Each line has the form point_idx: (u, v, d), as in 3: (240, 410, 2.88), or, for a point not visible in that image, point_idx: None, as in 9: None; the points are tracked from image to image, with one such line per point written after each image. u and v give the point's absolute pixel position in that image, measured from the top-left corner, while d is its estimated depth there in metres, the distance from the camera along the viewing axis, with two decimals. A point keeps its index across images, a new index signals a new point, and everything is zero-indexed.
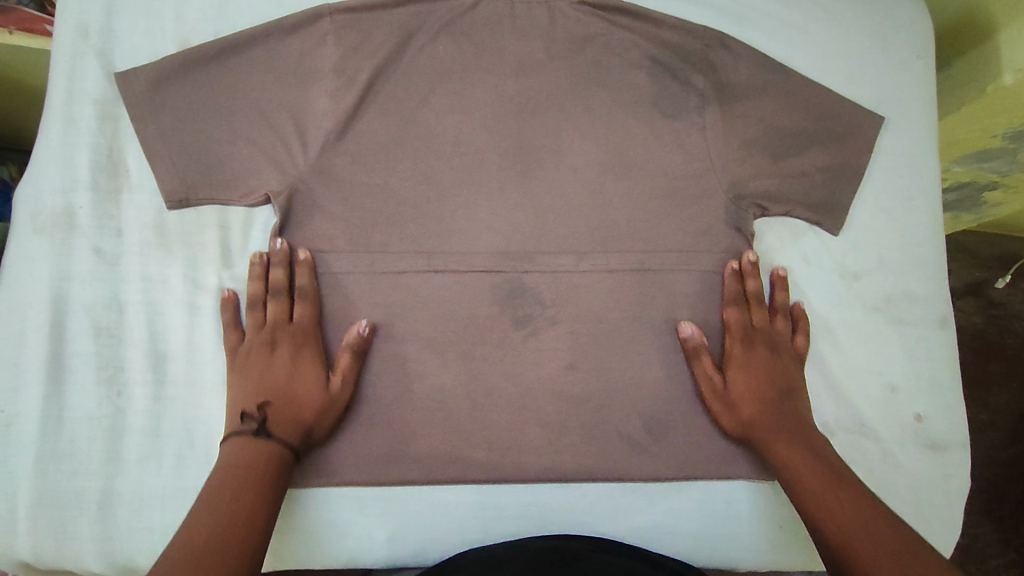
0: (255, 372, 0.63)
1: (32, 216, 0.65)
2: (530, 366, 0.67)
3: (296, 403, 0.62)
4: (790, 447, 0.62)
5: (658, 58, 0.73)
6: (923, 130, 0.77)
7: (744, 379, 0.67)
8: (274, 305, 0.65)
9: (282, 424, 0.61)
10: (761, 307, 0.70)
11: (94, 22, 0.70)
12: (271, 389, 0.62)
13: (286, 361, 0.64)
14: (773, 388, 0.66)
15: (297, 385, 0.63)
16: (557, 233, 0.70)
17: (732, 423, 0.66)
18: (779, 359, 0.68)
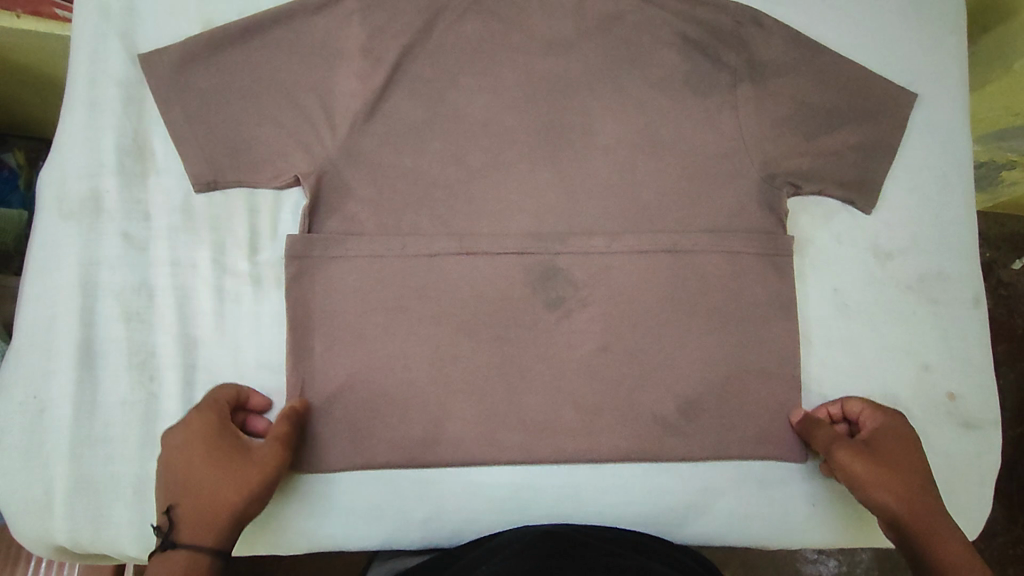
0: (172, 469, 0.56)
1: (59, 201, 0.64)
2: (563, 348, 0.66)
3: (206, 499, 0.54)
4: (944, 537, 0.59)
5: (688, 36, 0.72)
6: (955, 107, 0.76)
7: (874, 472, 0.61)
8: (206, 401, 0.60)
9: (195, 525, 0.54)
10: (873, 409, 0.65)
11: (115, 2, 0.69)
12: (189, 487, 0.55)
13: (186, 454, 0.56)
14: (907, 472, 0.61)
15: (203, 491, 0.55)
16: (587, 214, 0.69)
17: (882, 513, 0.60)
18: (884, 444, 0.63)
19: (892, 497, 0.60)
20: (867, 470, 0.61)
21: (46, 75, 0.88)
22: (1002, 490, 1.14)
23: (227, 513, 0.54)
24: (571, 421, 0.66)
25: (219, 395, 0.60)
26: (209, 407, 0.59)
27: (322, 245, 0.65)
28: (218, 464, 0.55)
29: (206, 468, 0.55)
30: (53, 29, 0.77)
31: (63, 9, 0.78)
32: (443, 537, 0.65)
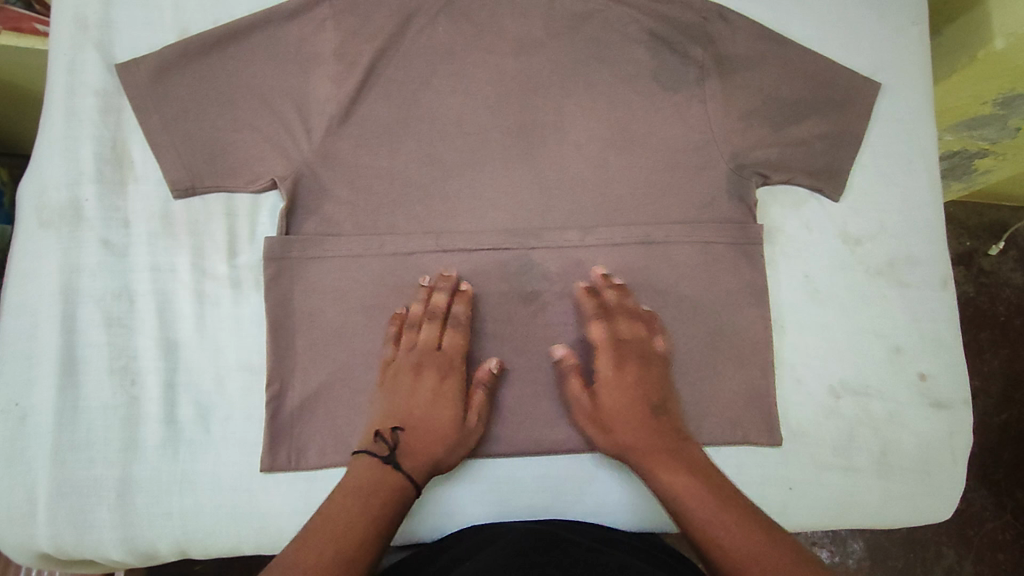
0: (403, 395, 0.63)
1: (38, 209, 0.65)
2: (541, 341, 0.68)
3: (432, 433, 0.62)
4: (672, 469, 0.60)
5: (656, 33, 0.74)
6: (918, 96, 0.78)
7: (611, 397, 0.64)
8: (406, 337, 0.65)
9: (410, 454, 0.61)
10: (626, 317, 0.66)
11: (92, 14, 0.70)
12: (411, 417, 0.63)
13: (428, 392, 0.64)
14: (613, 399, 0.64)
15: (433, 429, 0.62)
16: (562, 210, 0.70)
17: (607, 443, 0.64)
18: (648, 369, 0.65)
19: (615, 422, 0.63)
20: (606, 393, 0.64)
21: (26, 88, 0.89)
22: (988, 475, 1.16)
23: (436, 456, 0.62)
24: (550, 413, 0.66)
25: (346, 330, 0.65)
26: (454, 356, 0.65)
27: (299, 247, 0.66)
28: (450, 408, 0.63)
29: (418, 406, 0.63)
30: (33, 45, 0.78)
31: (42, 24, 0.79)
32: (426, 532, 0.66)
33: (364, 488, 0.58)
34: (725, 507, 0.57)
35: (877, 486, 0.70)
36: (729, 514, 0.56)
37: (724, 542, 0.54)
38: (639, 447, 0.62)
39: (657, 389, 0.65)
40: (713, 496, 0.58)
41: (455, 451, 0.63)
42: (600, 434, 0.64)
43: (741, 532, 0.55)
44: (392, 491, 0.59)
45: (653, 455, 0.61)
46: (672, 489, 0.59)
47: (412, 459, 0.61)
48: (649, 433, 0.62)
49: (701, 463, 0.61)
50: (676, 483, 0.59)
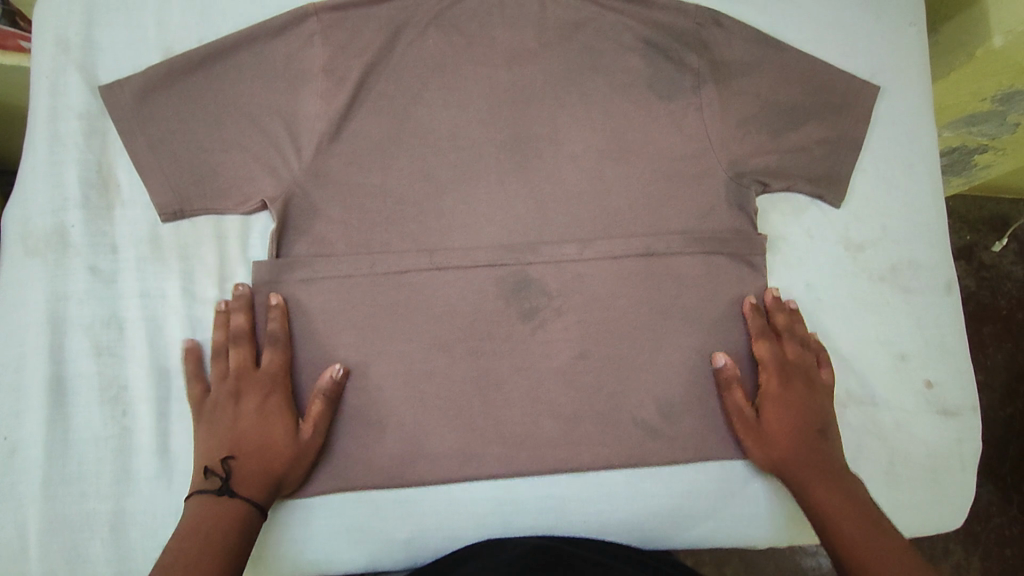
0: (224, 426, 0.61)
1: (22, 237, 0.63)
2: (540, 358, 0.66)
3: (262, 455, 0.60)
4: (835, 498, 0.62)
5: (650, 40, 0.73)
6: (917, 97, 0.77)
7: (781, 418, 0.66)
8: (235, 356, 0.63)
9: (246, 483, 0.59)
10: (794, 342, 0.69)
11: (74, 35, 0.68)
12: (238, 444, 0.60)
13: (253, 414, 0.61)
14: (785, 421, 0.66)
15: (264, 456, 0.60)
16: (558, 223, 0.69)
17: (764, 459, 0.65)
18: (815, 396, 0.67)
19: (778, 436, 0.65)
20: (772, 411, 0.66)
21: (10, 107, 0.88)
22: (994, 471, 1.15)
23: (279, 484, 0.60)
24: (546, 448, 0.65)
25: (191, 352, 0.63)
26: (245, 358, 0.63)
27: (292, 269, 0.65)
28: (273, 435, 0.61)
29: (246, 430, 0.60)
30: (18, 61, 0.78)
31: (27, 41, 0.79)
32: (427, 556, 0.64)
33: (198, 528, 0.55)
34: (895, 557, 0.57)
35: (886, 496, 0.68)
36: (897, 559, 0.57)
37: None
38: (803, 472, 0.64)
39: (813, 416, 0.66)
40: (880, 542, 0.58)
41: (291, 469, 0.61)
42: (758, 449, 0.66)
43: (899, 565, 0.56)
44: (229, 524, 0.56)
45: (819, 483, 0.63)
46: (823, 509, 0.61)
47: (250, 487, 0.59)
48: (812, 455, 0.64)
49: (860, 496, 0.62)
50: (835, 513, 0.61)
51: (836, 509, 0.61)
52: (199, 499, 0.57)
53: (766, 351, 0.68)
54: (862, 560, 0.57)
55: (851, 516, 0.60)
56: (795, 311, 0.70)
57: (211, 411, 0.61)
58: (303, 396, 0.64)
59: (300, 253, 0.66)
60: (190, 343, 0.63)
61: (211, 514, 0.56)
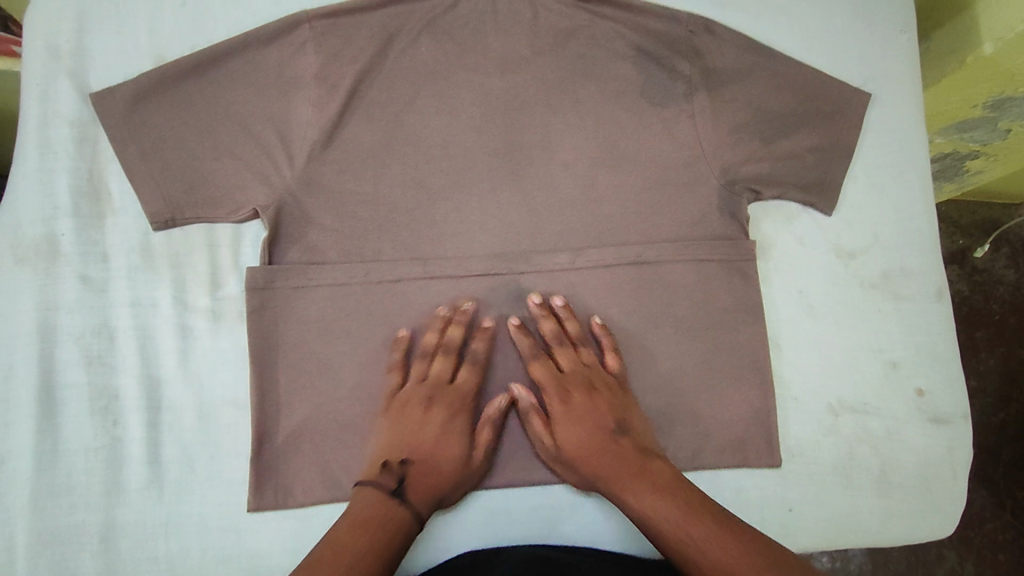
0: (406, 431, 0.63)
1: (11, 246, 0.63)
2: (533, 368, 0.66)
3: (436, 467, 0.62)
4: (674, 513, 0.58)
5: (642, 48, 0.74)
6: (909, 105, 0.77)
7: (573, 435, 0.64)
8: (434, 366, 0.66)
9: (417, 490, 0.60)
10: (571, 352, 0.67)
11: (65, 41, 0.68)
12: (416, 451, 0.62)
13: (436, 428, 0.64)
14: (568, 437, 0.64)
15: (433, 471, 0.62)
16: (551, 231, 0.69)
17: (579, 479, 0.64)
18: (595, 402, 0.65)
19: (574, 453, 0.63)
20: (566, 431, 0.64)
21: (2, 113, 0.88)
22: (987, 475, 1.15)
23: (437, 500, 0.62)
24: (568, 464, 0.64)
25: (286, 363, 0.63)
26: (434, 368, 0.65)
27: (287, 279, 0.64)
28: (449, 453, 0.63)
29: (425, 441, 0.63)
30: (9, 66, 0.77)
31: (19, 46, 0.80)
32: (420, 567, 0.64)
33: (371, 520, 0.57)
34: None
35: (876, 503, 0.68)
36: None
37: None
38: (622, 487, 0.61)
39: (592, 426, 0.64)
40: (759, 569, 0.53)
41: (455, 489, 0.63)
42: (570, 472, 0.64)
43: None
44: (394, 523, 0.58)
45: (648, 495, 0.60)
46: (655, 519, 0.58)
47: (417, 496, 0.60)
48: (623, 466, 0.62)
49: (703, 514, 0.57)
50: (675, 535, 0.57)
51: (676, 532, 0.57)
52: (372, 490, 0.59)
53: (543, 372, 0.66)
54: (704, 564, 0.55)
55: (703, 533, 0.56)
56: (562, 311, 0.67)
57: (391, 417, 0.63)
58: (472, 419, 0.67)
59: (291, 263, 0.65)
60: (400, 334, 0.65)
61: (393, 510, 0.58)
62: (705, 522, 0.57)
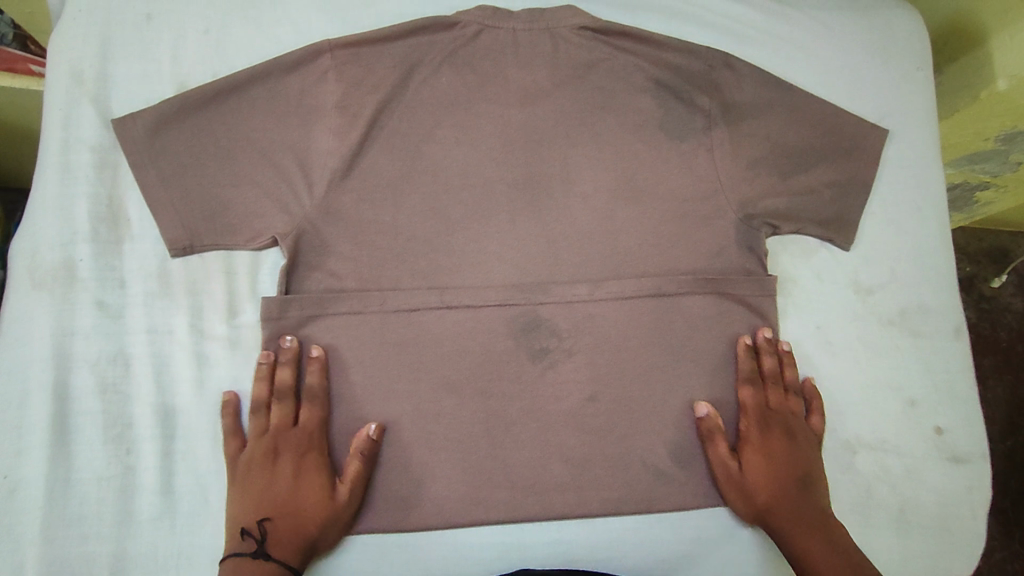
0: (256, 487, 0.60)
1: (30, 271, 0.63)
2: (550, 400, 0.66)
3: (298, 519, 0.59)
4: (825, 553, 0.61)
5: (661, 81, 0.74)
6: (924, 141, 0.78)
7: (760, 466, 0.66)
8: (276, 410, 0.62)
9: (280, 544, 0.58)
10: (776, 389, 0.69)
11: (89, 67, 0.68)
12: (275, 504, 0.60)
13: (290, 473, 0.61)
14: (765, 469, 0.66)
15: (297, 518, 0.59)
16: (569, 263, 0.69)
17: (748, 509, 0.65)
18: (798, 442, 0.67)
19: (760, 485, 0.65)
20: (744, 463, 0.66)
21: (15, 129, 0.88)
22: (996, 506, 1.14)
23: (312, 545, 0.59)
24: (733, 482, 0.65)
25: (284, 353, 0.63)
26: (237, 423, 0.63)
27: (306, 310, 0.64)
28: (309, 496, 0.60)
29: (282, 491, 0.60)
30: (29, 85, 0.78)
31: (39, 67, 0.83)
32: None
33: None
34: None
35: (896, 545, 0.67)
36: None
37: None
38: (789, 522, 0.64)
39: (801, 463, 0.66)
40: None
41: (326, 530, 0.60)
42: (742, 502, 0.65)
43: None
44: None
45: (810, 542, 0.62)
46: (816, 572, 0.61)
47: (286, 551, 0.58)
48: (795, 507, 0.64)
49: (853, 565, 0.60)
50: (823, 575, 0.60)
51: (824, 570, 0.60)
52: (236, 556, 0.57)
53: (751, 397, 0.68)
54: None
55: None
56: (787, 356, 0.70)
57: (247, 470, 0.61)
58: (339, 456, 0.63)
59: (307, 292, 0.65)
60: (229, 395, 0.63)
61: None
62: (850, 570, 0.60)
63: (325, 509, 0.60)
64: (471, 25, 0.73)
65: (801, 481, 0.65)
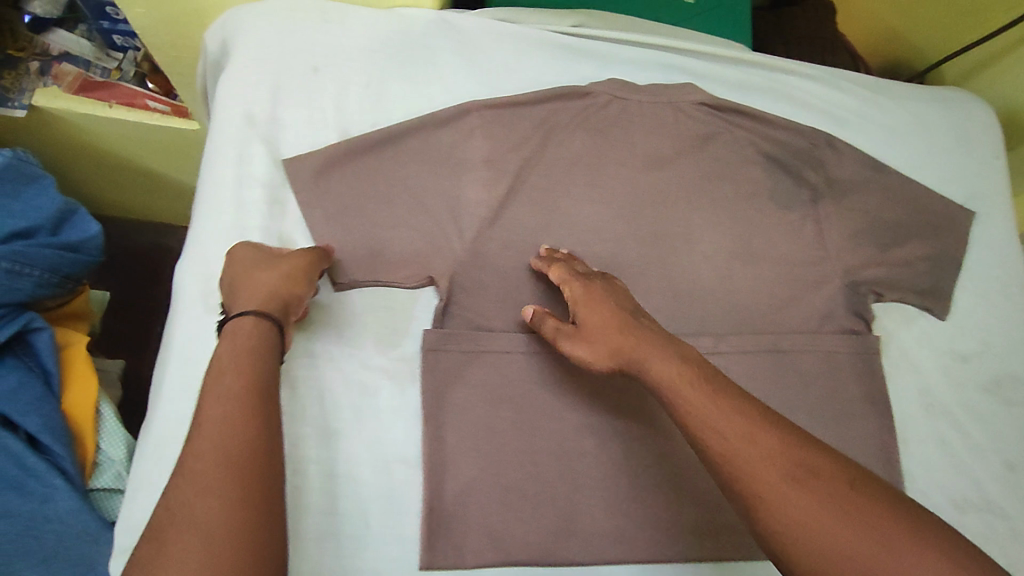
0: (229, 281, 0.63)
1: (204, 296, 0.67)
2: (681, 444, 0.70)
3: (257, 274, 0.62)
4: (703, 398, 0.55)
5: (772, 155, 0.81)
6: (1005, 223, 0.85)
7: (595, 311, 0.65)
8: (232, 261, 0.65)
9: (246, 302, 0.60)
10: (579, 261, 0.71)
11: (261, 110, 0.74)
12: (239, 275, 0.63)
13: (248, 255, 0.64)
14: (603, 320, 0.64)
15: (254, 279, 0.62)
16: (694, 316, 0.75)
17: (594, 354, 0.63)
18: (619, 291, 0.67)
19: (592, 326, 0.64)
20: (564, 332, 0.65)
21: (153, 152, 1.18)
22: None
23: (275, 291, 0.61)
24: (579, 341, 0.64)
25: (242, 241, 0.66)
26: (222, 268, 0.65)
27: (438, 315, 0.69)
28: (253, 260, 0.64)
29: (239, 273, 0.63)
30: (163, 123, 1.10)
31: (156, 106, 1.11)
32: None
33: (237, 357, 0.55)
34: (795, 476, 0.50)
35: None
36: (827, 489, 0.49)
37: (766, 497, 0.49)
38: (636, 355, 0.60)
39: (620, 304, 0.65)
40: (818, 477, 0.50)
41: (287, 283, 0.62)
42: (582, 346, 0.64)
43: (777, 478, 0.50)
44: (257, 351, 0.56)
45: (710, 376, 0.57)
46: (671, 388, 0.57)
47: (256, 300, 0.60)
48: (639, 335, 0.62)
49: (767, 421, 0.53)
50: (705, 419, 0.54)
51: (699, 407, 0.55)
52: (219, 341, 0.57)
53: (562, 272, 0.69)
54: (705, 430, 0.53)
55: (761, 430, 0.52)
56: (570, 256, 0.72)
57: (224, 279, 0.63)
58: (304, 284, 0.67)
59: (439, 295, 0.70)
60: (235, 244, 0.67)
61: (238, 332, 0.57)
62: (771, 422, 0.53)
63: (279, 258, 0.64)
64: (603, 96, 0.80)
65: (659, 337, 0.61)
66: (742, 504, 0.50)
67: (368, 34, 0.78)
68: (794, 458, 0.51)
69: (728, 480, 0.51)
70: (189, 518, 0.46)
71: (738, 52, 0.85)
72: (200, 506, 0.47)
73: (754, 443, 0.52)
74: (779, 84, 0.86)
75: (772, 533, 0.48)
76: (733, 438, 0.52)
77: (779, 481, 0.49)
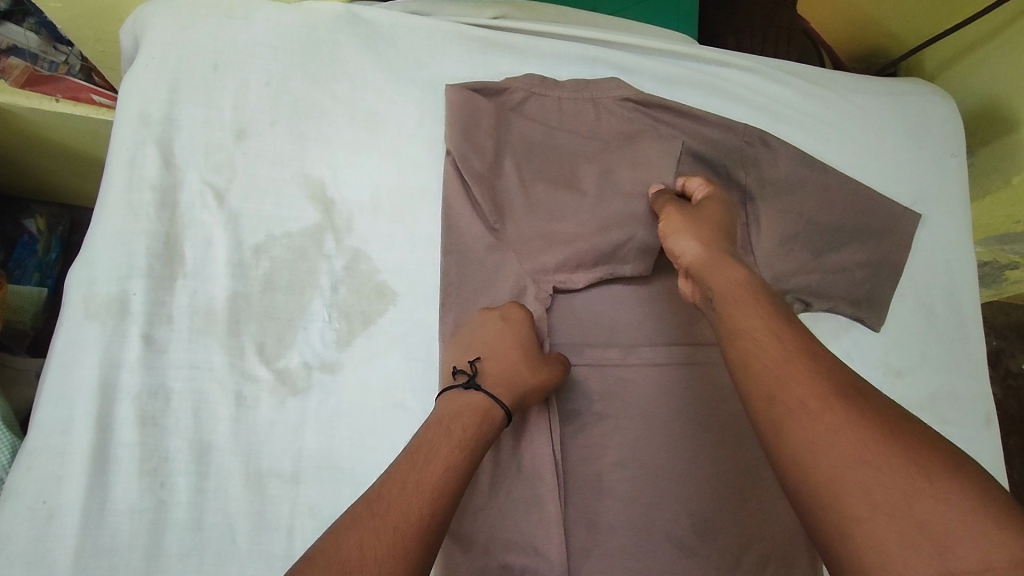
0: (491, 345, 0.64)
1: (84, 300, 0.65)
2: (575, 462, 0.66)
3: (507, 363, 0.63)
4: (755, 314, 0.52)
5: (698, 153, 0.74)
6: (953, 227, 0.80)
7: (709, 214, 0.66)
8: (511, 327, 0.66)
9: (490, 383, 0.62)
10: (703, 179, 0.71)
11: (156, 111, 0.71)
12: (493, 350, 0.64)
13: (519, 337, 0.65)
14: (705, 226, 0.64)
15: (509, 365, 0.63)
16: (604, 327, 0.72)
17: (694, 251, 0.63)
18: (722, 213, 0.67)
19: (684, 228, 0.65)
20: (681, 241, 0.64)
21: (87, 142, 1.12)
22: None
23: (511, 384, 0.62)
24: (679, 231, 0.65)
25: (512, 314, 0.66)
26: (488, 321, 0.66)
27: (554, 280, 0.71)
28: (513, 343, 0.64)
29: (501, 348, 0.64)
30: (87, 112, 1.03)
31: (96, 95, 1.05)
32: None
33: (459, 420, 0.57)
34: (842, 396, 0.44)
35: None
36: (868, 411, 0.43)
37: (795, 411, 0.44)
38: (709, 273, 0.60)
39: (722, 226, 0.65)
40: (862, 401, 0.44)
41: (529, 375, 0.63)
42: (678, 244, 0.65)
43: (813, 391, 0.45)
44: (475, 418, 0.58)
45: (775, 299, 0.54)
46: (723, 297, 0.56)
47: (493, 388, 0.61)
48: (718, 257, 0.61)
49: (817, 345, 0.49)
50: (755, 333, 0.51)
51: (746, 319, 0.52)
52: (452, 396, 0.61)
53: (695, 182, 0.71)
54: (750, 338, 0.51)
55: (798, 346, 0.49)
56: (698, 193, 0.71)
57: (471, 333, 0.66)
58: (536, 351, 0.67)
59: (647, 271, 0.72)
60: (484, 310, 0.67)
61: (468, 406, 0.59)
62: (819, 350, 0.48)
63: (523, 350, 0.64)
64: (519, 91, 0.76)
65: (727, 258, 0.60)
66: (769, 413, 0.45)
67: (274, 32, 0.75)
68: (842, 382, 0.45)
69: (760, 390, 0.47)
70: (375, 524, 0.47)
71: (670, 45, 0.81)
72: (402, 507, 0.48)
73: (787, 357, 0.48)
74: (714, 78, 0.81)
75: (790, 445, 0.43)
76: (775, 352, 0.48)
77: (814, 394, 0.44)
